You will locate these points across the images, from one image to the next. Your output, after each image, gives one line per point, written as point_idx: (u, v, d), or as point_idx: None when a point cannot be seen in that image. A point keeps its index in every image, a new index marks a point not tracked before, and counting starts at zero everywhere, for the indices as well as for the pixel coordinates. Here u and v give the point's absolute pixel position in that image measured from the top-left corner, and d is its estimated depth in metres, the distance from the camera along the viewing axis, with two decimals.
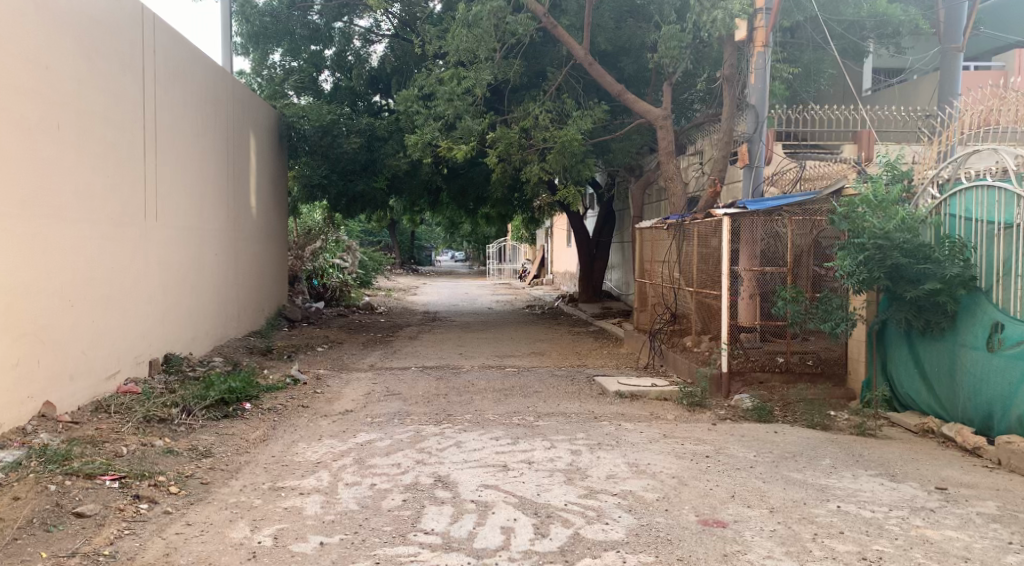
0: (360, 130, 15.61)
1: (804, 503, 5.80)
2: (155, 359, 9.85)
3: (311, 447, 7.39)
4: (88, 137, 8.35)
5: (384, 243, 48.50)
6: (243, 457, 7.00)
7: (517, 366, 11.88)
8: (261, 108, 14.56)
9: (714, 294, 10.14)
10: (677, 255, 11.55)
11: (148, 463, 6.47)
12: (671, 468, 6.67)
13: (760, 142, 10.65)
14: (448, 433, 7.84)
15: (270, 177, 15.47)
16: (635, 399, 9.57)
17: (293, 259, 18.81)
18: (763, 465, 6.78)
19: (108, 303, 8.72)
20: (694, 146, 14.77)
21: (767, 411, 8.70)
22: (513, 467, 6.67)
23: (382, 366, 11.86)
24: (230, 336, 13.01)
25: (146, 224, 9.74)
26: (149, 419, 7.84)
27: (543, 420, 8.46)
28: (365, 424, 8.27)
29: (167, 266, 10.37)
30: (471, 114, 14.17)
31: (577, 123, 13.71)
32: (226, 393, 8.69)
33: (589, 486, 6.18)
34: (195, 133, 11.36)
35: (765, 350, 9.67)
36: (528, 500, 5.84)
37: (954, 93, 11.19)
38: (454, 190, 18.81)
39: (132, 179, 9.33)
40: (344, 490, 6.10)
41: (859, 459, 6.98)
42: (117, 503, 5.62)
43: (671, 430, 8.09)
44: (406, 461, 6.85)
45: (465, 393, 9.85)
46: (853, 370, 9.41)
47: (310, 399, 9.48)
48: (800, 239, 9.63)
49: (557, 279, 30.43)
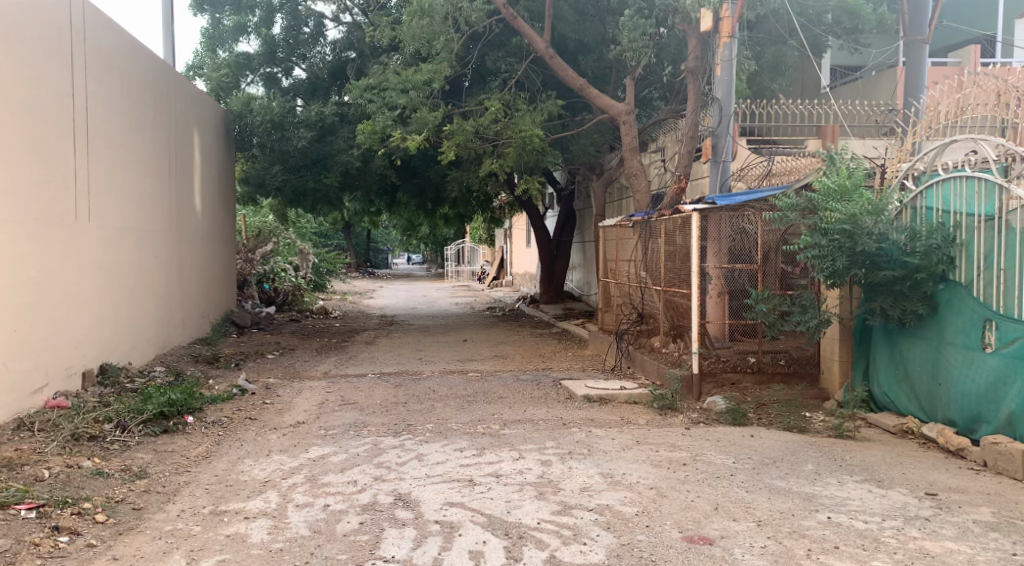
0: (308, 123, 14.98)
1: (792, 515, 5.36)
2: (88, 370, 9.15)
3: (259, 464, 6.80)
4: (7, 129, 7.68)
5: (339, 247, 47.57)
6: (182, 477, 6.40)
7: (479, 370, 11.37)
8: (205, 104, 13.86)
9: (682, 292, 9.77)
10: (642, 253, 11.17)
11: (71, 488, 5.85)
12: (649, 479, 6.25)
13: (726, 136, 10.27)
14: (409, 445, 7.32)
15: (216, 177, 14.76)
16: (604, 403, 9.15)
17: (242, 263, 18.05)
18: (744, 472, 6.37)
19: (34, 310, 8.03)
20: (656, 143, 14.39)
21: (741, 413, 8.32)
22: (480, 482, 6.18)
23: (337, 374, 11.26)
24: (174, 343, 12.32)
25: (78, 224, 9.05)
26: (77, 437, 7.20)
27: (509, 428, 7.98)
28: (318, 437, 7.69)
29: (102, 270, 9.68)
30: (426, 107, 13.65)
31: (536, 118, 13.27)
32: (166, 406, 8.05)
33: (563, 501, 5.71)
34: (133, 128, 10.67)
35: (735, 350, 9.30)
36: (498, 520, 5.35)
37: (920, 86, 10.78)
38: (411, 190, 18.26)
39: (60, 177, 8.63)
40: (295, 513, 5.55)
41: (843, 464, 6.59)
42: (32, 537, 5.00)
43: (643, 436, 7.66)
44: (362, 478, 6.31)
45: (425, 401, 9.33)
46: (826, 370, 9.08)
47: (259, 411, 8.88)
48: (769, 235, 9.28)
49: (516, 280, 30.02)
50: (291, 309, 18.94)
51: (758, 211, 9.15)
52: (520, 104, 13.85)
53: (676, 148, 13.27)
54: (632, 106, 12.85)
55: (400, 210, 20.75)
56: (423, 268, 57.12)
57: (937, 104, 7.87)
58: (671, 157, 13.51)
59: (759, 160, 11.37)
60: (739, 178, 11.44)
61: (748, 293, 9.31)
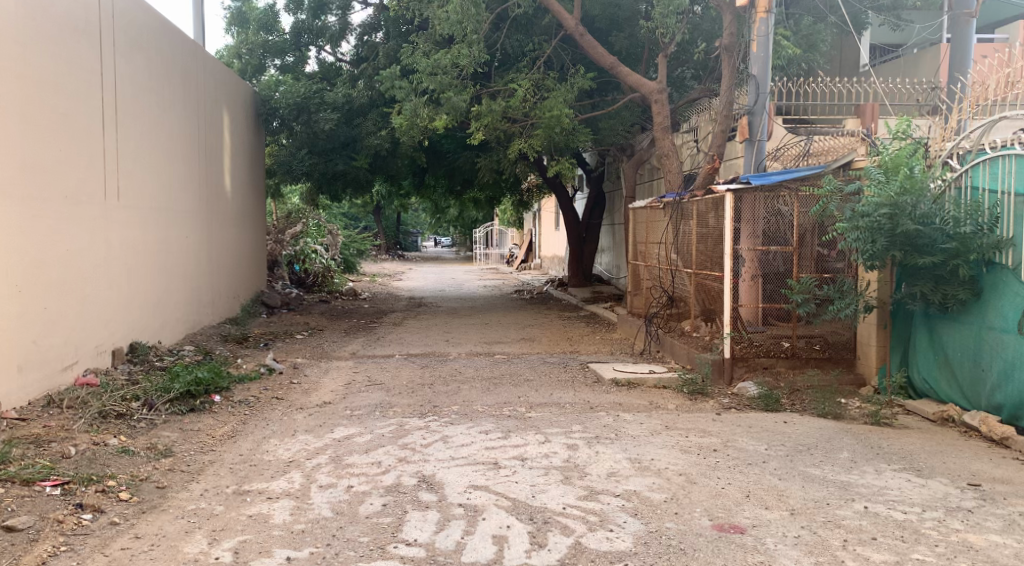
0: (336, 103, 14.89)
1: (827, 504, 5.18)
2: (118, 348, 9.18)
3: (283, 444, 6.76)
4: (36, 108, 7.67)
5: (369, 230, 47.68)
6: (207, 456, 6.37)
7: (506, 352, 11.27)
8: (234, 84, 13.84)
9: (715, 275, 9.56)
10: (673, 235, 10.97)
11: (96, 465, 5.84)
12: (678, 464, 6.10)
13: (762, 114, 10.01)
14: (434, 426, 7.23)
15: (246, 157, 14.76)
16: (632, 387, 9.01)
17: (272, 243, 18.09)
18: (777, 459, 6.20)
19: (64, 288, 8.06)
20: (688, 123, 14.11)
21: (774, 399, 8.12)
22: (505, 465, 6.07)
23: (364, 354, 11.23)
24: (205, 323, 12.37)
25: (107, 203, 9.05)
26: (105, 415, 7.22)
27: (536, 412, 7.87)
28: (343, 417, 7.65)
29: (132, 249, 9.72)
30: (454, 87, 13.51)
31: (565, 98, 13.07)
32: (193, 385, 8.04)
33: (590, 486, 5.59)
34: (162, 107, 10.64)
35: (769, 334, 9.11)
36: (523, 504, 5.25)
37: (966, 63, 10.40)
38: (439, 171, 18.15)
39: (89, 155, 8.63)
40: (318, 494, 5.49)
41: (880, 452, 6.38)
42: (56, 514, 4.98)
43: (673, 421, 7.50)
44: (386, 460, 6.23)
45: (451, 382, 9.24)
46: (863, 355, 8.84)
47: (286, 391, 8.85)
48: (804, 217, 8.99)
49: (545, 263, 29.87)
50: (321, 290, 18.96)
51: (794, 192, 8.91)
52: (550, 84, 13.64)
53: (709, 128, 12.98)
54: (664, 85, 12.60)
55: (429, 193, 20.69)
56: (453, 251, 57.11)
57: (983, 81, 7.56)
58: (703, 138, 13.23)
59: (796, 140, 11.04)
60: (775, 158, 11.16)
61: (783, 275, 9.07)
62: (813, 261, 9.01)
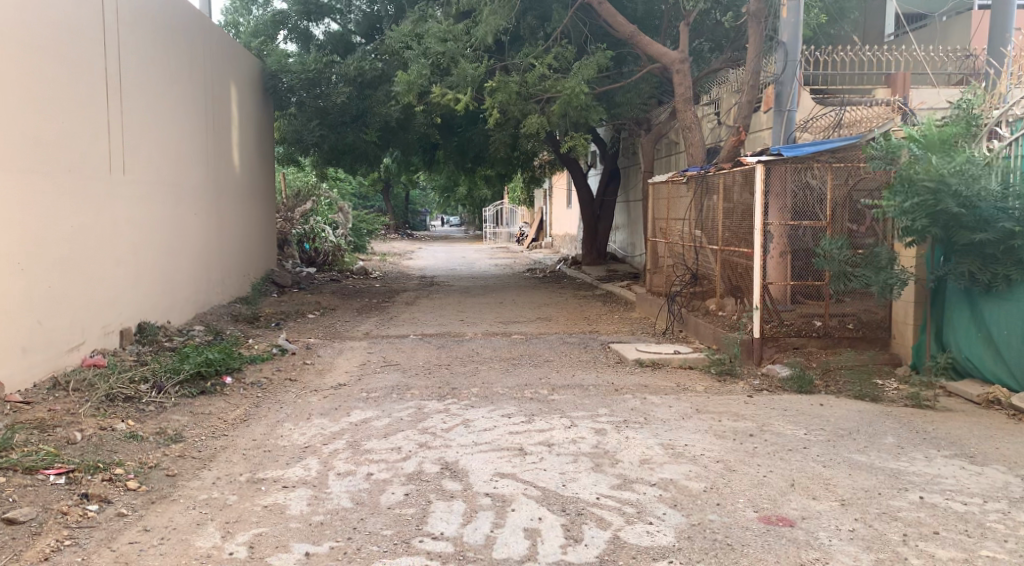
0: (347, 76, 14.49)
1: (879, 494, 4.86)
2: (126, 328, 8.91)
3: (298, 428, 6.46)
4: (35, 77, 7.32)
5: (378, 209, 47.37)
6: (219, 442, 6.08)
7: (524, 332, 10.94)
8: (242, 57, 13.46)
9: (742, 251, 9.20)
10: (697, 211, 10.61)
11: (103, 452, 5.55)
12: (714, 451, 5.78)
13: (791, 83, 9.56)
14: (454, 410, 6.92)
15: (255, 133, 14.40)
16: (657, 368, 8.69)
17: (282, 222, 17.76)
18: (818, 445, 5.87)
19: (68, 265, 7.75)
20: (708, 95, 13.65)
21: (808, 380, 7.78)
22: (532, 451, 5.77)
23: (378, 334, 10.92)
24: (214, 302, 12.09)
25: (111, 177, 8.73)
26: (112, 398, 6.94)
27: (559, 394, 7.56)
28: (360, 400, 7.35)
29: (139, 226, 9.40)
30: (469, 60, 13.14)
31: (583, 71, 12.66)
32: (203, 367, 7.76)
33: (622, 474, 5.28)
34: (167, 79, 10.28)
35: (799, 313, 8.78)
36: (553, 494, 4.94)
37: (1007, 30, 10.06)
38: (451, 147, 17.78)
39: (92, 127, 8.29)
40: (336, 482, 5.20)
41: (927, 438, 6.04)
42: (60, 505, 4.70)
43: (703, 404, 7.17)
44: (406, 445, 5.93)
45: (470, 363, 8.95)
46: (899, 334, 8.50)
47: (299, 372, 8.57)
48: (838, 191, 8.63)
49: (556, 241, 29.49)
50: (331, 269, 18.64)
51: (826, 164, 8.51)
52: (568, 55, 13.20)
53: (732, 100, 12.56)
54: (687, 55, 12.15)
55: (441, 170, 20.30)
56: (462, 229, 56.75)
57: None
58: (726, 111, 12.77)
59: (826, 111, 10.66)
60: (804, 130, 10.71)
61: (813, 251, 8.71)
62: (844, 235, 8.63)
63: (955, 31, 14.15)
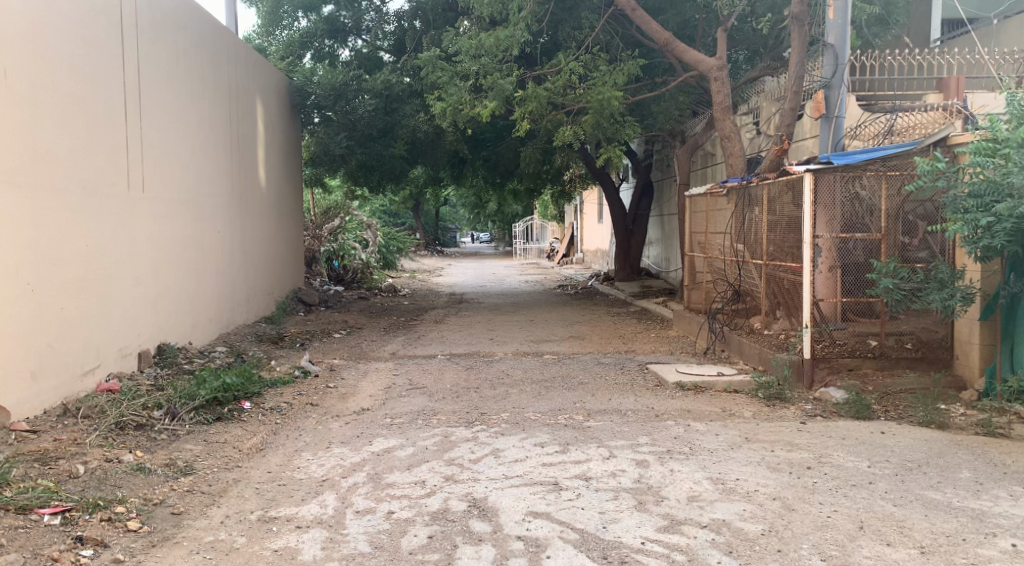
0: (374, 91, 14.05)
1: (961, 541, 4.37)
2: (145, 351, 8.56)
3: (317, 459, 6.02)
4: (48, 91, 7.00)
5: (406, 226, 47.17)
6: (232, 474, 5.66)
7: (556, 352, 10.42)
8: (268, 72, 13.20)
9: (788, 266, 8.68)
10: (738, 224, 10.09)
11: (106, 487, 5.15)
12: (768, 486, 5.24)
13: (840, 89, 9.07)
14: (483, 438, 6.45)
15: (281, 149, 14.11)
16: (700, 391, 8.16)
17: (309, 239, 17.42)
18: (885, 480, 5.32)
19: (84, 286, 7.43)
20: (747, 104, 13.16)
21: (866, 405, 7.22)
22: (568, 486, 5.27)
23: (405, 354, 10.50)
24: (239, 322, 11.75)
25: (130, 195, 8.40)
26: (122, 426, 6.55)
27: (595, 420, 7.04)
28: (383, 427, 6.90)
29: (159, 244, 9.08)
30: (498, 72, 12.77)
31: (616, 79, 12.18)
32: (220, 392, 7.36)
33: (669, 514, 4.77)
34: (189, 93, 9.96)
35: (852, 332, 8.17)
36: (592, 538, 4.47)
37: None
38: (481, 161, 17.41)
39: (109, 142, 7.95)
40: (353, 522, 4.75)
41: (1008, 472, 5.49)
42: (51, 551, 4.32)
43: (753, 432, 6.63)
44: (431, 479, 5.46)
45: (499, 386, 8.47)
46: (963, 355, 7.90)
47: (321, 396, 8.14)
48: (892, 202, 8.02)
49: (587, 257, 28.99)
50: (359, 287, 18.28)
51: (878, 174, 7.97)
52: (601, 64, 12.75)
53: (772, 108, 12.02)
54: (725, 62, 11.65)
55: (471, 185, 19.90)
56: (491, 247, 56.33)
57: None
58: (766, 120, 12.24)
59: (876, 117, 10.16)
60: (852, 138, 10.17)
61: (865, 266, 8.14)
62: (897, 250, 8.01)
63: (1007, 35, 13.61)
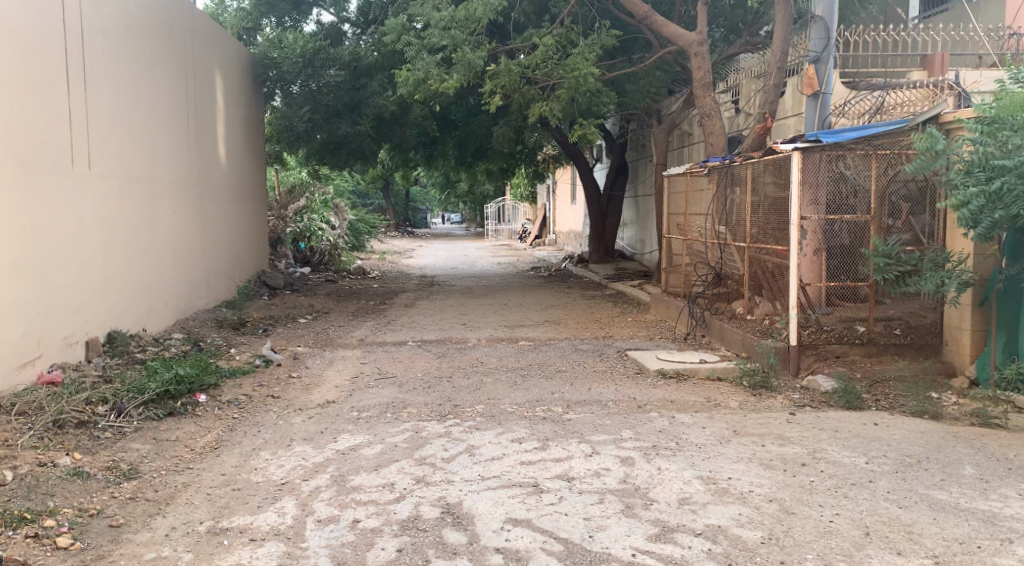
0: (343, 61, 13.54)
1: (977, 550, 4.06)
2: (93, 339, 8.00)
3: (276, 459, 5.55)
4: None
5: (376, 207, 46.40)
6: (181, 478, 5.19)
7: (532, 338, 10.00)
8: (227, 43, 12.55)
9: (772, 249, 8.34)
10: (719, 205, 9.72)
11: (35, 497, 4.66)
12: (762, 486, 4.88)
13: (828, 64, 8.74)
14: (457, 433, 6.02)
15: (242, 125, 13.47)
16: (682, 379, 7.81)
17: (274, 220, 16.79)
18: (886, 479, 4.98)
19: (22, 271, 6.86)
20: (726, 81, 12.77)
21: (857, 395, 6.90)
22: (548, 489, 4.86)
23: (373, 341, 10.03)
24: (198, 307, 11.18)
25: (76, 171, 7.82)
26: (62, 424, 6.03)
27: (574, 412, 6.65)
28: (349, 421, 6.45)
29: (109, 224, 8.50)
30: (469, 45, 12.24)
31: (592, 53, 11.69)
32: (172, 384, 6.83)
33: (661, 520, 4.38)
34: (140, 62, 9.35)
35: (838, 317, 7.88)
36: (578, 550, 4.10)
37: None
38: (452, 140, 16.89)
39: (51, 115, 7.36)
40: (314, 534, 4.31)
41: (1013, 468, 5.20)
42: None
43: (740, 424, 6.27)
44: (401, 481, 5.03)
45: (473, 375, 8.04)
46: (953, 341, 7.61)
47: (283, 387, 7.65)
48: (881, 181, 7.63)
49: (560, 238, 28.58)
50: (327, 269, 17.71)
51: (866, 153, 7.57)
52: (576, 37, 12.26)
53: (753, 85, 11.63)
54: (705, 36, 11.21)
55: (442, 165, 19.36)
56: (462, 227, 55.71)
57: None
58: (747, 97, 11.85)
59: (862, 94, 9.87)
60: (838, 116, 9.83)
61: (853, 249, 7.78)
62: (885, 232, 7.68)
63: (989, 10, 13.36)
